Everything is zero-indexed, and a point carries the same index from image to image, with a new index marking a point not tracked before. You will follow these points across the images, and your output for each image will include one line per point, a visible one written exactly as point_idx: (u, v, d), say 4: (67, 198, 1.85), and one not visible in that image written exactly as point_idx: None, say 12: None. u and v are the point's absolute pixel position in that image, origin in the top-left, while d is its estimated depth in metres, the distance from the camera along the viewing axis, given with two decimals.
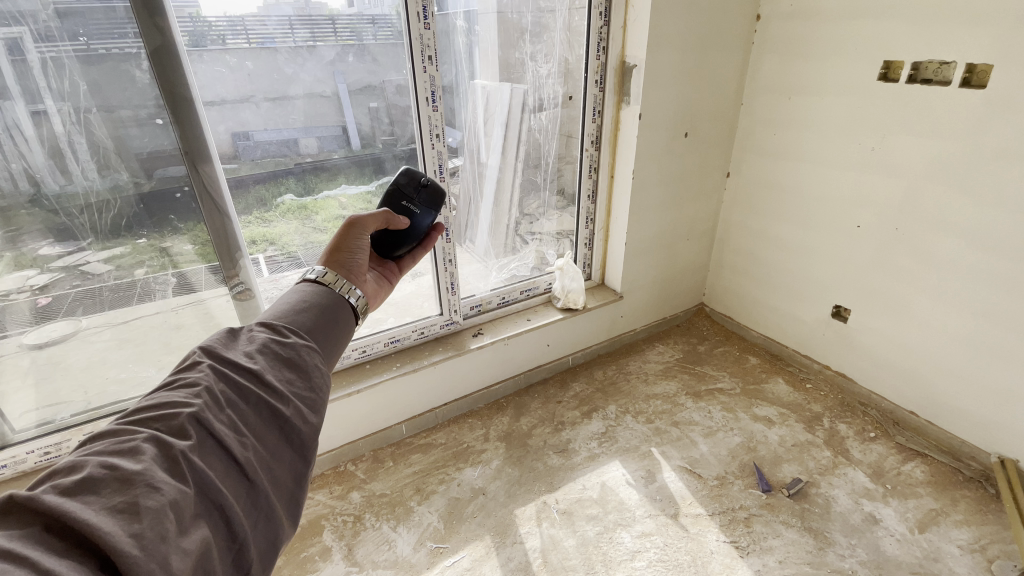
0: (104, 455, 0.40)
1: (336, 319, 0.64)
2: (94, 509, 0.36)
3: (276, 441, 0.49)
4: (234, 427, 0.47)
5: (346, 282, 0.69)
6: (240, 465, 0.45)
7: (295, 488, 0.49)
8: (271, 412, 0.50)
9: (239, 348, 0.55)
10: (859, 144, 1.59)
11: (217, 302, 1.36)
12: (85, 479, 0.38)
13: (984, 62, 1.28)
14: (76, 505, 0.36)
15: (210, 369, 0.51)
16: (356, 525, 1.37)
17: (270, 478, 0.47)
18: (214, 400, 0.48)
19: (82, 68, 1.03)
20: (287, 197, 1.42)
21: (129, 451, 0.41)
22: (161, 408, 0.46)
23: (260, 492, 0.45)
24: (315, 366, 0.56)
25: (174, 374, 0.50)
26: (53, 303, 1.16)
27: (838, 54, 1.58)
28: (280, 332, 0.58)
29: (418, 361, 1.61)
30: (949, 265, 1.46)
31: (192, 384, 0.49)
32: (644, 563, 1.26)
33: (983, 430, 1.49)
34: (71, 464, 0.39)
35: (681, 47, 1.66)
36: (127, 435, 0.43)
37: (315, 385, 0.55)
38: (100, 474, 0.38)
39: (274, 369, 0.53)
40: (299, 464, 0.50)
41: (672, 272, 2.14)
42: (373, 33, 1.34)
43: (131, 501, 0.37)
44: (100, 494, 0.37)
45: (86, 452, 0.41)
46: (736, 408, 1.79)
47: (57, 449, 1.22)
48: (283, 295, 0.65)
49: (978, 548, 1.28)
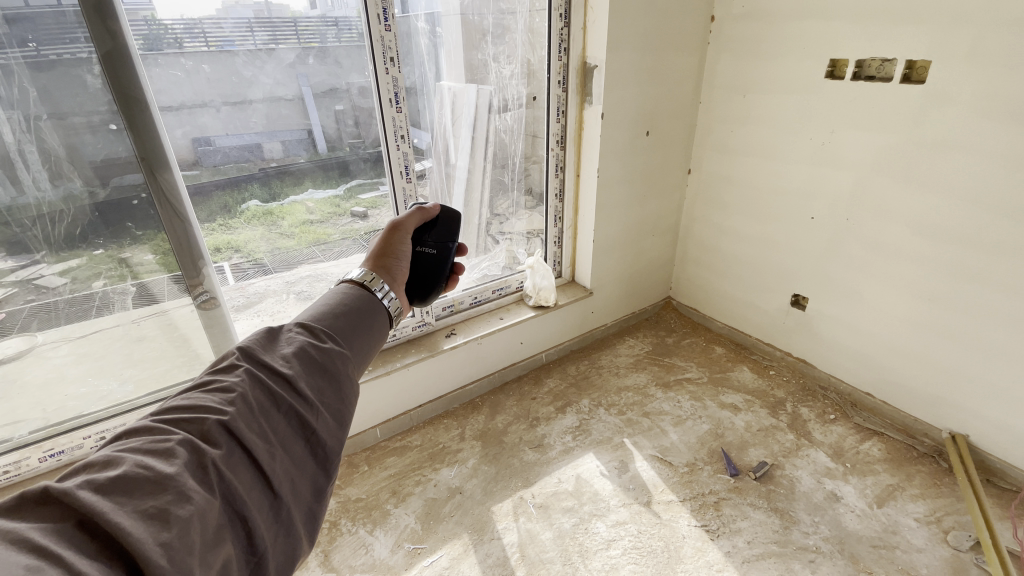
0: (139, 454, 0.39)
1: (371, 325, 0.61)
2: (126, 512, 0.35)
3: (302, 452, 0.48)
4: (264, 436, 0.45)
5: (379, 280, 0.67)
6: (267, 478, 0.44)
7: (314, 503, 0.47)
8: (301, 422, 0.49)
9: (276, 351, 0.53)
10: (811, 138, 1.66)
11: (181, 312, 1.32)
12: (119, 478, 0.36)
13: (923, 59, 1.36)
14: (110, 506, 0.35)
15: (246, 373, 0.49)
16: (332, 531, 1.35)
17: (293, 492, 0.46)
18: (248, 407, 0.46)
19: (31, 75, 0.99)
20: (251, 203, 1.40)
21: (163, 453, 0.40)
22: (194, 410, 0.45)
23: (283, 505, 0.44)
24: (347, 376, 0.53)
25: (210, 376, 0.49)
26: (5, 320, 1.11)
27: (790, 53, 1.65)
28: (318, 336, 0.55)
29: (391, 364, 1.60)
30: (897, 252, 1.54)
31: (227, 388, 0.47)
32: (620, 551, 1.28)
33: (934, 408, 1.58)
34: (106, 459, 0.38)
35: (641, 48, 1.70)
36: (162, 435, 0.42)
37: (345, 396, 0.53)
38: (133, 475, 0.37)
39: (308, 377, 0.51)
40: (321, 479, 0.48)
41: (640, 267, 2.19)
42: (335, 35, 1.34)
43: (162, 507, 0.36)
44: (133, 495, 0.36)
45: (122, 448, 0.40)
46: (704, 397, 1.85)
47: (17, 467, 1.18)
48: (322, 294, 0.62)
49: (933, 520, 1.35)
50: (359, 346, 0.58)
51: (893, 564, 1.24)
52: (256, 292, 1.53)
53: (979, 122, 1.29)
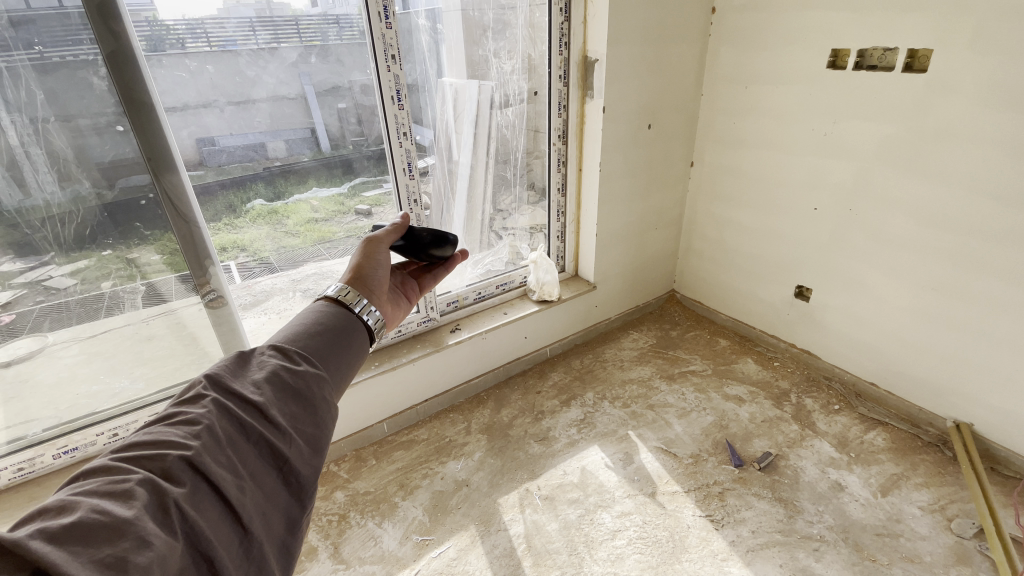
0: (96, 496, 0.38)
1: (347, 343, 0.61)
2: (80, 562, 0.33)
3: (273, 483, 0.47)
4: (232, 469, 0.44)
5: (361, 297, 0.67)
6: (236, 512, 0.43)
7: (288, 536, 0.46)
8: (272, 451, 0.48)
9: (247, 377, 0.52)
10: (813, 129, 1.66)
11: (189, 311, 1.34)
12: (74, 525, 0.35)
13: (924, 47, 1.35)
14: (63, 556, 0.33)
15: (212, 404, 0.48)
16: (342, 524, 1.37)
17: (264, 525, 0.45)
18: (214, 440, 0.45)
19: (37, 77, 1.01)
20: (256, 202, 1.42)
21: (122, 494, 0.39)
22: (155, 446, 0.43)
23: (254, 541, 0.43)
24: (322, 400, 0.53)
25: (173, 409, 0.48)
26: (16, 321, 1.14)
27: (794, 43, 1.63)
28: (291, 359, 0.55)
29: (397, 359, 1.62)
30: (900, 242, 1.54)
31: (193, 421, 0.46)
32: (625, 541, 1.30)
33: (939, 397, 1.58)
34: (60, 504, 0.37)
35: (640, 41, 1.70)
36: (120, 474, 0.40)
37: (320, 421, 0.52)
38: (88, 521, 0.36)
39: (280, 404, 0.51)
40: (295, 510, 0.48)
41: (642, 260, 2.19)
42: (337, 33, 1.35)
43: (119, 556, 0.35)
44: (89, 544, 0.35)
45: (77, 491, 0.38)
46: (708, 389, 1.85)
47: (31, 464, 1.22)
48: (299, 314, 0.62)
49: (938, 508, 1.36)
50: (336, 367, 0.58)
51: (897, 552, 1.25)
52: (263, 291, 1.55)
53: (983, 111, 1.28)
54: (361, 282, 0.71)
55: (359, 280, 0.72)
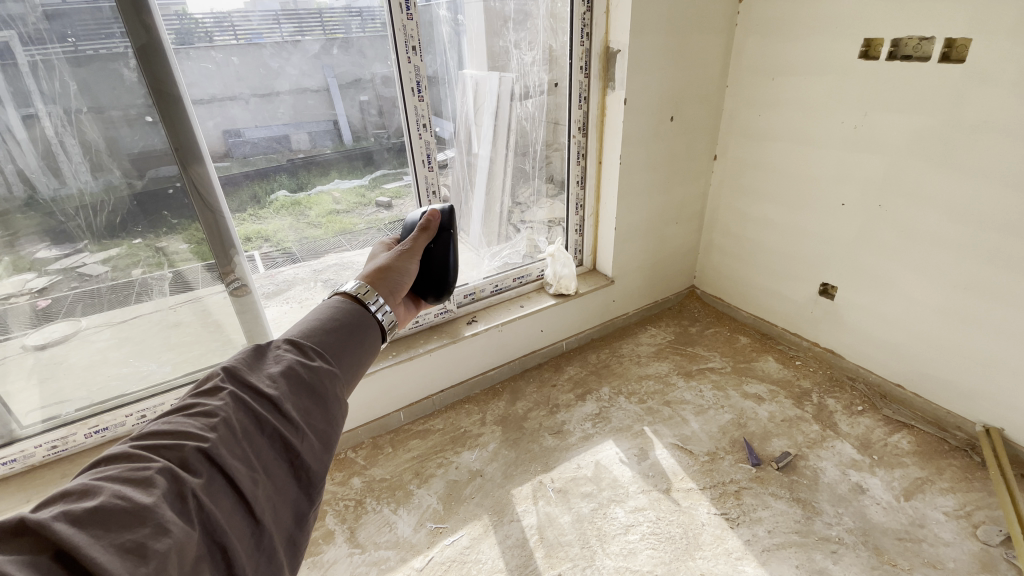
0: (118, 483, 0.39)
1: (361, 340, 0.61)
2: (103, 545, 0.35)
3: (284, 477, 0.48)
4: (246, 461, 0.45)
5: (376, 295, 0.67)
6: (248, 504, 0.44)
7: (296, 530, 0.47)
8: (285, 445, 0.49)
9: (263, 370, 0.53)
10: (842, 122, 1.61)
11: (214, 299, 1.37)
12: (96, 509, 0.36)
13: (962, 37, 1.30)
14: (86, 539, 0.34)
15: (229, 396, 0.49)
16: (358, 509, 1.40)
17: (274, 518, 0.46)
18: (230, 432, 0.46)
19: (71, 69, 1.04)
20: (280, 193, 1.46)
21: (142, 481, 0.40)
22: (174, 435, 0.45)
23: (265, 533, 0.44)
24: (334, 397, 0.54)
25: (192, 400, 0.49)
26: (53, 305, 1.19)
27: (826, 32, 1.58)
28: (306, 354, 0.56)
29: (414, 349, 1.64)
30: (929, 239, 1.49)
31: (210, 413, 0.47)
32: (638, 536, 1.30)
33: (967, 400, 1.53)
34: (83, 488, 0.38)
35: (665, 31, 1.67)
36: (140, 462, 0.42)
37: (332, 417, 0.53)
38: (110, 506, 0.37)
39: (294, 398, 0.52)
40: (303, 504, 0.48)
41: (662, 255, 2.16)
42: (360, 25, 1.34)
43: (138, 541, 0.36)
44: (111, 528, 0.36)
45: (99, 476, 0.40)
46: (727, 386, 1.83)
47: (64, 442, 1.27)
48: (314, 309, 0.63)
49: (963, 515, 1.32)
50: (349, 363, 0.59)
51: (919, 557, 1.21)
52: (285, 280, 1.60)
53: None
54: (383, 284, 0.72)
55: (381, 283, 0.72)
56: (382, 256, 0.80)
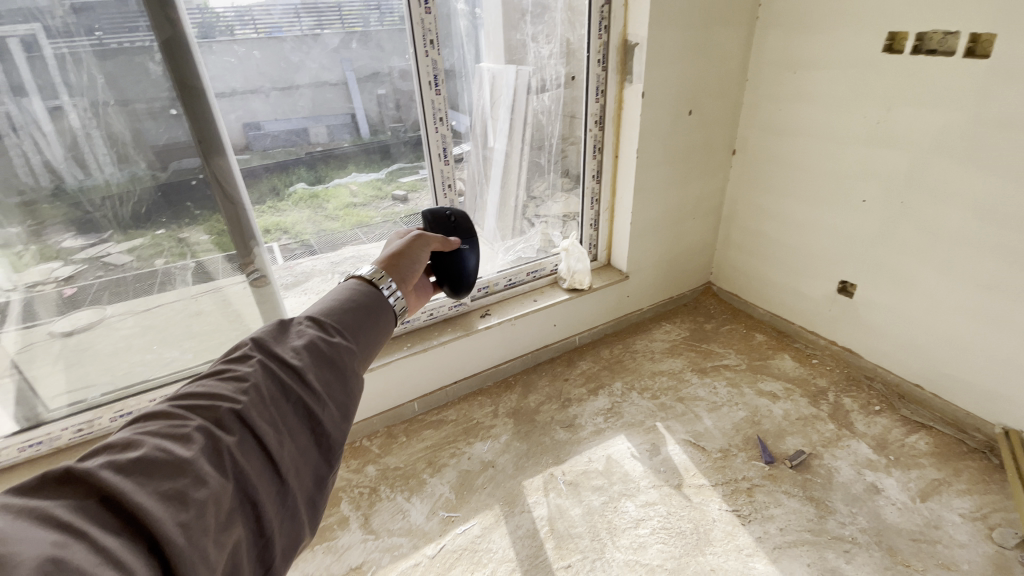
0: (159, 437, 0.42)
1: (377, 322, 0.63)
2: (146, 492, 0.38)
3: (307, 443, 0.50)
4: (274, 424, 0.48)
5: (390, 281, 0.68)
6: (275, 464, 0.46)
7: (316, 493, 0.49)
8: (309, 413, 0.51)
9: (288, 342, 0.55)
10: (864, 117, 1.58)
11: (235, 289, 1.40)
12: (139, 459, 0.39)
13: (987, 32, 1.27)
14: (131, 485, 0.37)
15: (258, 364, 0.51)
16: (372, 496, 1.43)
17: (297, 480, 0.48)
18: (260, 396, 0.48)
19: (98, 62, 1.07)
20: (298, 185, 1.48)
21: (181, 437, 0.42)
22: (208, 397, 0.47)
23: (289, 492, 0.47)
24: (353, 371, 0.55)
25: (223, 365, 0.51)
26: (77, 294, 1.23)
27: (849, 25, 1.54)
28: (327, 330, 0.57)
29: (428, 341, 1.66)
30: (950, 237, 1.46)
31: (241, 378, 0.49)
32: (648, 530, 1.30)
33: (987, 402, 1.50)
34: (126, 440, 0.41)
35: (684, 24, 1.65)
36: (178, 419, 0.44)
37: (352, 390, 0.54)
38: (152, 458, 0.40)
39: (317, 370, 0.53)
40: (323, 469, 0.50)
41: (678, 251, 2.15)
42: (378, 19, 1.35)
43: (179, 490, 0.39)
44: (154, 477, 0.39)
45: (141, 431, 0.42)
46: (741, 383, 1.82)
47: (90, 426, 1.31)
48: (332, 291, 0.64)
49: (979, 517, 1.29)
50: (366, 342, 0.60)
51: (933, 558, 1.20)
52: (304, 272, 1.61)
53: None
54: (397, 270, 0.74)
55: (393, 268, 0.74)
56: (395, 243, 0.81)
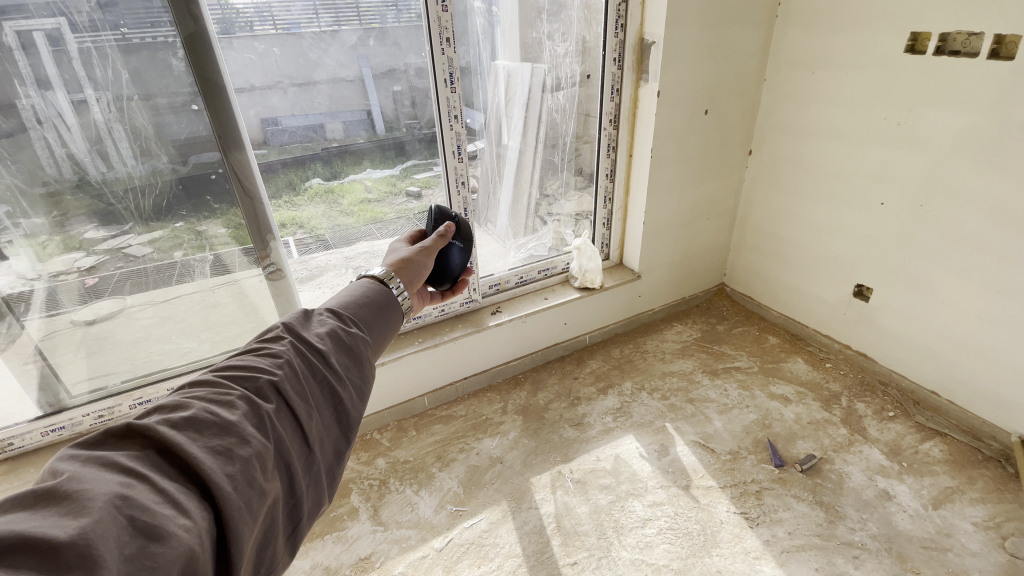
0: (204, 402, 0.44)
1: (389, 316, 0.65)
2: (198, 446, 0.40)
3: (331, 418, 0.52)
4: (305, 398, 0.50)
5: (398, 280, 0.70)
6: (305, 434, 0.49)
7: (336, 465, 0.52)
8: (334, 392, 0.53)
9: (313, 327, 0.57)
10: (883, 118, 1.55)
11: (251, 282, 1.43)
12: (191, 418, 0.42)
13: (1013, 33, 1.24)
14: (185, 439, 0.40)
15: (291, 343, 0.53)
16: (382, 488, 1.45)
17: (322, 451, 0.50)
18: (293, 371, 0.50)
19: (122, 57, 1.09)
20: (314, 180, 1.50)
21: (225, 403, 0.45)
22: (246, 370, 0.49)
23: (315, 460, 0.49)
24: (368, 359, 0.57)
25: (258, 343, 0.53)
26: (99, 284, 1.27)
27: (869, 24, 1.52)
28: (346, 321, 0.59)
29: (440, 336, 1.67)
30: (969, 240, 1.43)
31: (276, 354, 0.51)
32: (655, 530, 1.30)
33: (1005, 411, 1.47)
34: (176, 403, 0.44)
35: (702, 22, 1.63)
36: (222, 387, 0.47)
37: (367, 375, 0.57)
38: (201, 418, 0.42)
39: (340, 355, 0.55)
40: (342, 444, 0.52)
41: (691, 251, 2.13)
42: (395, 16, 1.36)
43: (227, 446, 0.41)
44: (203, 434, 0.42)
45: (188, 395, 0.45)
46: (753, 386, 1.80)
47: (111, 412, 1.36)
48: (345, 288, 0.66)
49: (992, 525, 1.27)
50: (378, 336, 0.62)
51: (943, 567, 1.18)
52: (319, 266, 1.66)
53: None
54: (403, 274, 0.75)
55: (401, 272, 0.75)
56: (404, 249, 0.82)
